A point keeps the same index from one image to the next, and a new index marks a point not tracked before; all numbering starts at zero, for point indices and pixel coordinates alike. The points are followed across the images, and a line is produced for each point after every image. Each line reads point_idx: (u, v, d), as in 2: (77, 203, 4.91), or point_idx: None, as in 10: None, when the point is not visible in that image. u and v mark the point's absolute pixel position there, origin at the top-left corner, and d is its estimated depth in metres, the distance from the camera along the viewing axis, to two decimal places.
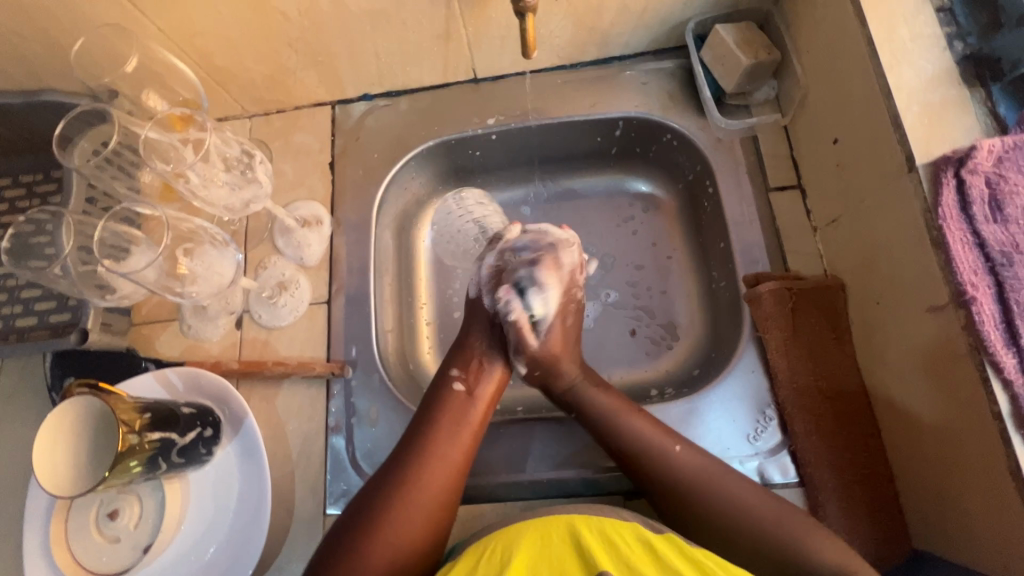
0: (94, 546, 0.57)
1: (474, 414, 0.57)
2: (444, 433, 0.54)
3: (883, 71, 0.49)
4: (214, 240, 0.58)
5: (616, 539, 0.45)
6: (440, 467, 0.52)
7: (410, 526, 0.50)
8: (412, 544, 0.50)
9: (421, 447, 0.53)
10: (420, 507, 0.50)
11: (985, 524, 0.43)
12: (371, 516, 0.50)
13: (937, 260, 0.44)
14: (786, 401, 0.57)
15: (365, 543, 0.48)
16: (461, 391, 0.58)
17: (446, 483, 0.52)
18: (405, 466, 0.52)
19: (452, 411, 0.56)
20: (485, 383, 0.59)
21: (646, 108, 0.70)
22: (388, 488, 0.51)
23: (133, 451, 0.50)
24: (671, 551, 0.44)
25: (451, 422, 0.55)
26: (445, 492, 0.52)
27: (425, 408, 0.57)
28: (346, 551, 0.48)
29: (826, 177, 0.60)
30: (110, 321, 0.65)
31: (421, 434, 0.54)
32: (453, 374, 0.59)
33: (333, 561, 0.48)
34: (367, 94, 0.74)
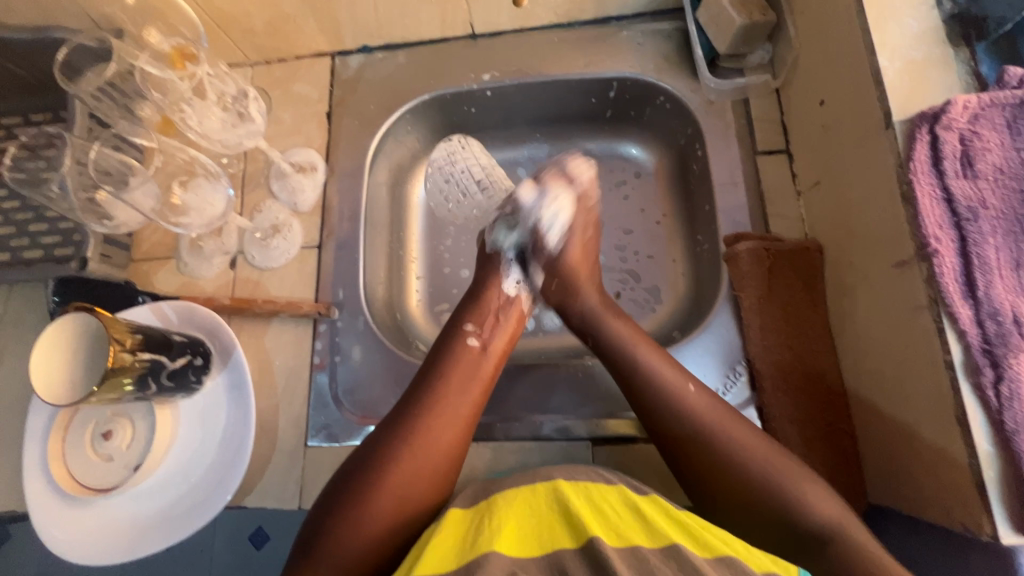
0: (87, 463, 0.61)
1: (485, 368, 0.58)
2: (455, 387, 0.55)
3: (868, 27, 0.48)
4: (207, 173, 0.59)
5: (606, 506, 0.48)
6: (449, 418, 0.54)
7: (420, 473, 0.51)
8: (420, 490, 0.51)
9: (433, 398, 0.54)
10: (428, 455, 0.52)
11: (930, 473, 0.44)
12: (382, 460, 0.51)
13: (906, 215, 0.45)
14: (754, 358, 0.58)
15: (377, 484, 0.49)
16: (476, 346, 0.59)
17: (455, 432, 0.54)
18: (416, 416, 0.53)
19: (464, 364, 0.57)
20: (497, 337, 0.60)
21: (640, 69, 0.70)
22: (396, 436, 0.52)
23: (125, 369, 0.52)
24: (660, 515, 0.47)
25: (463, 375, 0.56)
26: (453, 444, 0.53)
27: (437, 358, 0.58)
28: (355, 489, 0.49)
29: (811, 140, 0.60)
30: (108, 253, 0.68)
31: (432, 384, 0.55)
32: (468, 329, 0.60)
33: (341, 499, 0.49)
34: (366, 46, 0.75)
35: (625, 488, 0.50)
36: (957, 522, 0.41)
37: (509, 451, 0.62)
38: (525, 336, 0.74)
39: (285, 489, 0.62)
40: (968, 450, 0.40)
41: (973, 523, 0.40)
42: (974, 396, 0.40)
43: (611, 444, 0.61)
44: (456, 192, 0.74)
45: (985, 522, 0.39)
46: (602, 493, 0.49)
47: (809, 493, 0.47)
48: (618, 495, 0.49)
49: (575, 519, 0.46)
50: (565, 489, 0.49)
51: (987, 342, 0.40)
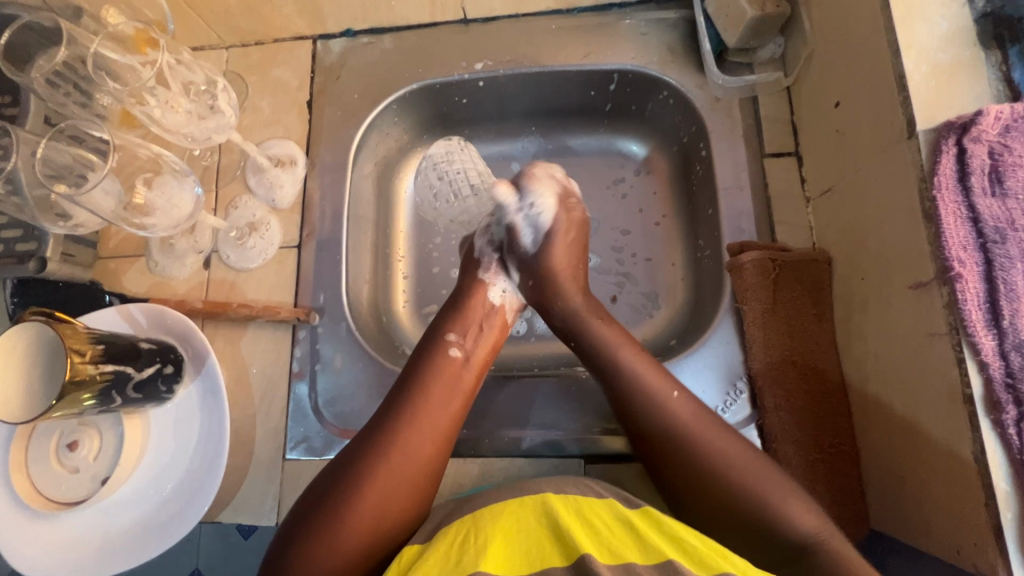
0: (54, 476, 0.57)
1: (467, 380, 0.55)
2: (436, 401, 0.52)
3: (893, 25, 0.45)
4: (175, 171, 0.54)
5: (594, 518, 0.45)
6: (429, 434, 0.51)
7: (395, 492, 0.48)
8: (393, 510, 0.48)
9: (412, 414, 0.51)
10: (402, 473, 0.49)
11: (941, 507, 0.42)
12: (353, 480, 0.48)
13: (927, 233, 0.41)
14: (757, 374, 0.55)
15: (349, 503, 0.47)
16: (458, 356, 0.55)
17: (433, 448, 0.51)
18: (393, 431, 0.50)
19: (446, 375, 0.54)
20: (480, 346, 0.57)
21: (643, 61, 0.66)
22: (372, 454, 0.49)
23: (85, 382, 0.49)
24: (652, 529, 0.44)
25: (444, 388, 0.53)
26: (431, 460, 0.50)
27: (416, 370, 0.54)
28: (325, 510, 0.47)
29: (824, 144, 0.56)
30: (71, 252, 0.63)
31: (412, 397, 0.52)
32: (451, 339, 0.56)
33: (309, 521, 0.47)
34: (350, 30, 0.70)
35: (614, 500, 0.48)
36: (969, 562, 0.39)
37: (498, 466, 0.59)
38: (515, 341, 0.71)
39: (261, 503, 0.59)
40: (985, 490, 0.37)
41: (987, 566, 0.38)
42: (995, 433, 0.37)
43: (605, 461, 0.59)
44: (447, 193, 0.67)
45: (1000, 567, 0.36)
46: (589, 507, 0.47)
47: (804, 513, 0.45)
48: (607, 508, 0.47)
49: (564, 534, 0.44)
50: (554, 502, 0.46)
51: (1010, 376, 0.37)
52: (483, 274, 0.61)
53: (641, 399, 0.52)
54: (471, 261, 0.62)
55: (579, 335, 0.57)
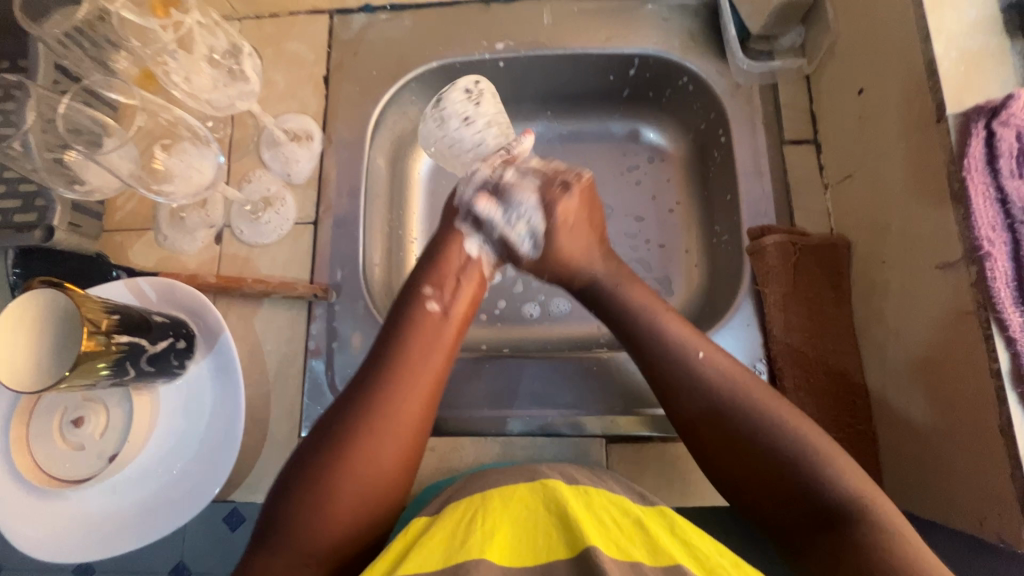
0: (57, 453, 0.55)
1: (448, 336, 0.51)
2: (414, 356, 0.49)
3: (924, 11, 0.45)
4: (195, 137, 0.52)
5: (604, 512, 0.42)
6: (409, 390, 0.47)
7: (383, 459, 0.45)
8: (382, 478, 0.45)
9: (390, 371, 0.48)
10: (389, 438, 0.45)
11: (965, 480, 0.43)
12: (331, 448, 0.44)
13: (956, 214, 0.43)
14: (777, 356, 0.56)
15: (334, 475, 0.43)
16: (436, 312, 0.52)
17: (419, 409, 0.47)
18: (372, 392, 0.46)
19: (423, 330, 0.50)
20: (460, 301, 0.54)
21: (665, 46, 0.66)
22: (348, 418, 0.45)
23: (99, 352, 0.47)
24: (663, 528, 0.41)
25: (422, 344, 0.50)
26: (412, 419, 0.47)
27: (392, 329, 0.51)
28: (308, 482, 0.43)
29: (845, 131, 0.57)
30: (77, 222, 0.61)
31: (389, 356, 0.49)
32: (427, 293, 0.53)
33: (291, 496, 0.43)
34: (369, 5, 0.69)
35: (624, 496, 0.45)
36: (993, 531, 0.41)
37: (517, 446, 0.59)
38: (530, 324, 0.71)
39: None
40: (1012, 460, 0.38)
41: (1013, 535, 0.39)
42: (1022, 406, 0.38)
43: (623, 441, 0.59)
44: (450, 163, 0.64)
45: None
46: (599, 497, 0.44)
47: None
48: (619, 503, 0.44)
49: (572, 521, 0.41)
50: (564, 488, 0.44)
51: None
52: (460, 223, 0.57)
53: (672, 376, 0.50)
54: (452, 209, 0.58)
55: (609, 301, 0.56)
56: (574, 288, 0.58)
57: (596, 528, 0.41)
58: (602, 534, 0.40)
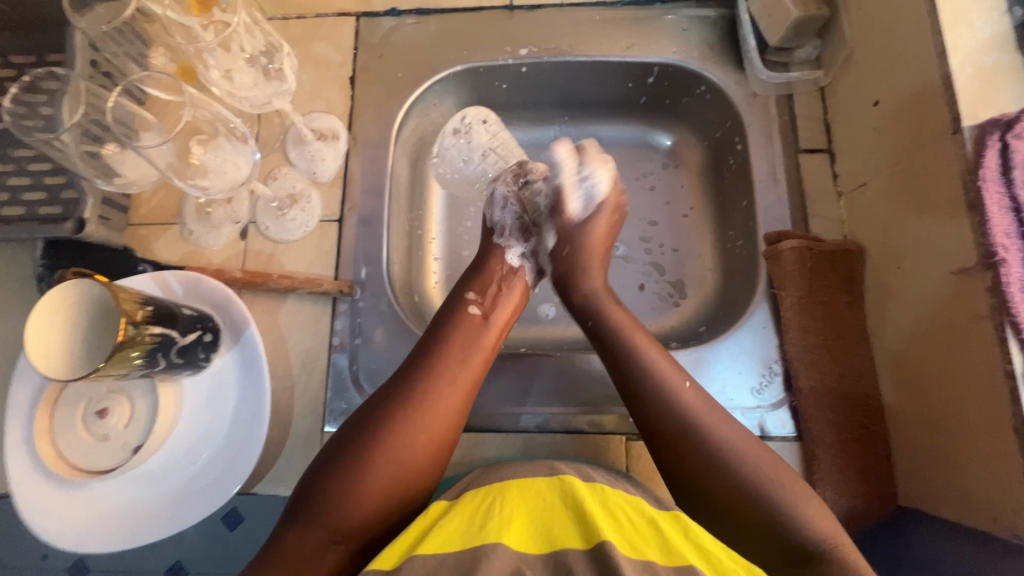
0: (82, 444, 0.55)
1: (489, 342, 0.54)
2: (456, 353, 0.52)
3: (942, 28, 0.48)
4: (232, 133, 0.53)
5: (620, 512, 0.42)
6: (451, 384, 0.50)
7: (418, 450, 0.46)
8: (416, 466, 0.46)
9: (433, 364, 0.50)
10: (425, 430, 0.47)
11: (980, 479, 0.44)
12: (373, 430, 0.47)
13: (972, 222, 0.45)
14: (793, 358, 0.58)
15: (372, 457, 0.45)
16: (477, 315, 0.55)
17: (455, 407, 0.49)
18: (416, 382, 0.49)
19: (465, 330, 0.54)
20: (499, 308, 0.57)
21: (684, 56, 0.68)
22: (393, 404, 0.48)
23: (134, 342, 0.47)
24: (679, 532, 0.41)
25: (464, 342, 0.53)
26: (452, 412, 0.49)
27: (438, 329, 0.54)
28: (348, 463, 0.45)
29: (859, 141, 0.59)
30: (106, 215, 0.62)
31: (433, 351, 0.52)
32: (469, 297, 0.56)
33: (327, 475, 0.45)
34: (395, 9, 0.70)
35: (639, 500, 0.45)
36: (1006, 528, 0.42)
37: (538, 443, 0.60)
38: (547, 324, 0.72)
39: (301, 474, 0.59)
40: None
41: None
42: None
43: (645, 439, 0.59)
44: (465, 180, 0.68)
45: None
46: (616, 498, 0.44)
47: None
48: (634, 506, 0.44)
49: (588, 518, 0.41)
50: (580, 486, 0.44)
51: None
52: (497, 241, 0.60)
53: (652, 391, 0.50)
54: (488, 230, 0.62)
55: (599, 320, 0.56)
56: (572, 305, 0.59)
57: (611, 526, 0.41)
58: (616, 532, 0.40)
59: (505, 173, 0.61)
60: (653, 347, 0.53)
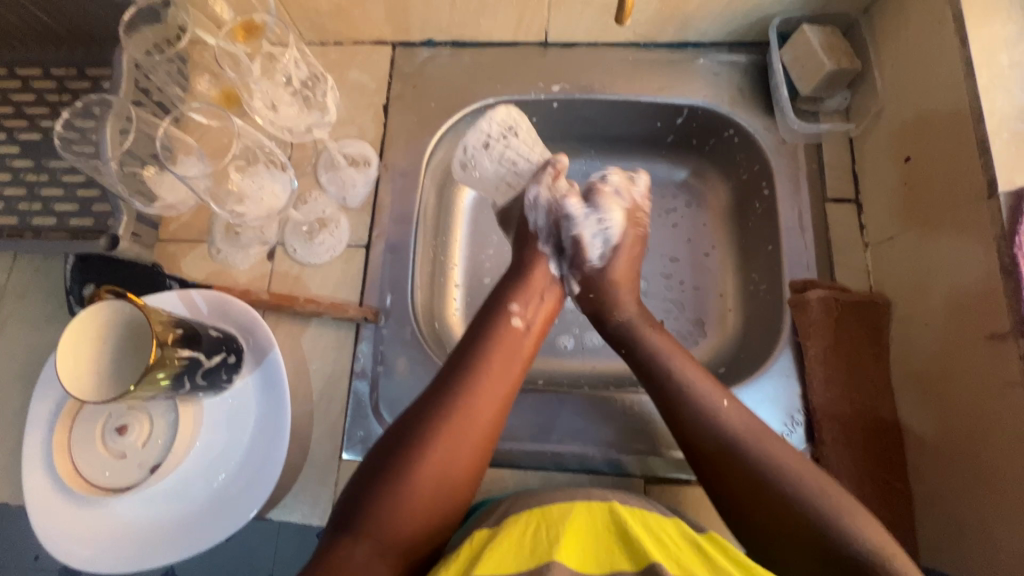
0: (98, 460, 0.55)
1: (526, 348, 0.55)
2: (493, 372, 0.52)
3: (978, 93, 0.48)
4: (271, 162, 0.54)
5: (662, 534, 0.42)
6: (486, 406, 0.50)
7: (459, 465, 0.48)
8: (446, 491, 0.47)
9: (470, 384, 0.51)
10: (466, 444, 0.48)
11: (1006, 547, 0.44)
12: (409, 448, 0.47)
13: (1005, 287, 0.45)
14: (816, 408, 0.57)
15: (416, 471, 0.46)
16: (519, 326, 0.55)
17: (494, 417, 0.50)
18: (453, 401, 0.50)
19: (506, 343, 0.54)
20: (538, 317, 0.57)
21: (715, 99, 0.69)
22: (429, 422, 0.48)
23: (163, 365, 0.47)
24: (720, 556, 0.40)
25: (502, 358, 0.53)
26: (483, 436, 0.49)
27: (477, 337, 0.54)
28: (383, 482, 0.46)
29: (888, 194, 0.60)
30: (139, 232, 0.62)
31: (470, 368, 0.52)
32: (512, 308, 0.56)
33: (373, 488, 0.46)
34: (431, 40, 0.71)
35: (681, 521, 0.44)
36: None
37: (557, 480, 0.59)
38: (565, 358, 0.71)
39: (315, 501, 0.59)
40: None
41: None
42: None
43: (664, 483, 0.59)
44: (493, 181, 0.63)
45: None
46: (657, 520, 0.43)
47: None
48: (674, 527, 0.43)
49: (633, 542, 0.40)
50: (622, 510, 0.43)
51: None
52: (541, 247, 0.60)
53: None
54: (527, 235, 0.61)
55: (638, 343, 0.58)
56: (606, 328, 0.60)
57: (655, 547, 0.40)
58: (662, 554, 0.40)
59: (537, 174, 0.60)
60: (677, 394, 0.53)
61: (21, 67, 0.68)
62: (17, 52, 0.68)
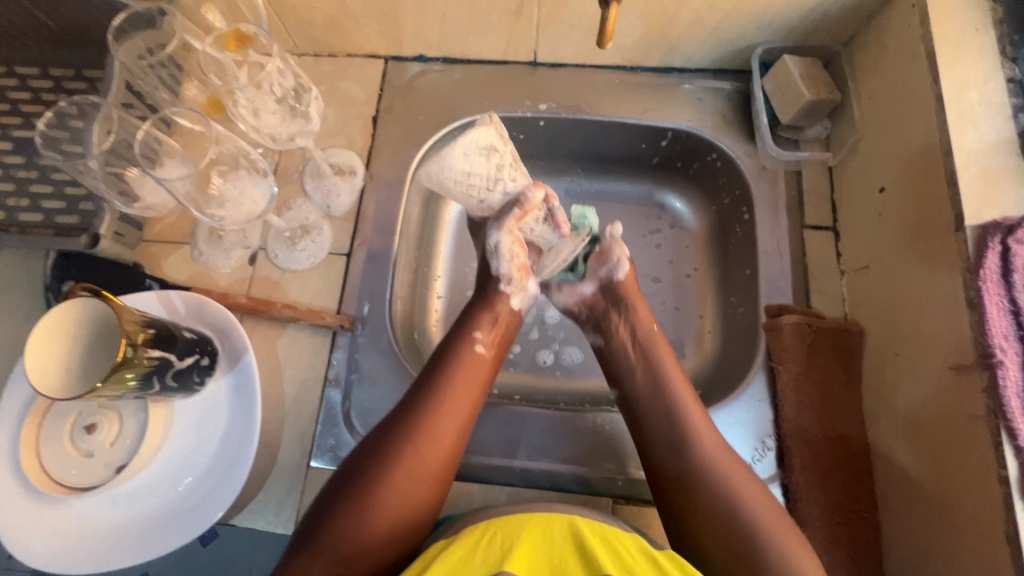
0: (64, 458, 0.54)
1: (485, 366, 0.56)
2: (454, 389, 0.52)
3: (947, 128, 0.49)
4: (253, 168, 0.55)
5: (622, 550, 0.41)
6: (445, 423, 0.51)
7: (417, 479, 0.48)
8: (406, 508, 0.47)
9: (430, 400, 0.51)
10: (424, 459, 0.49)
11: None
12: (369, 467, 0.48)
13: (970, 320, 0.45)
14: (787, 434, 0.57)
15: (373, 487, 0.47)
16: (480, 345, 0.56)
17: (455, 432, 0.51)
18: (412, 417, 0.50)
19: (466, 361, 0.54)
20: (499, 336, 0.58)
21: (698, 124, 0.70)
22: (388, 439, 0.49)
23: (131, 364, 0.47)
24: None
25: (462, 376, 0.53)
26: (443, 453, 0.50)
27: (440, 356, 0.55)
28: (342, 501, 0.46)
29: (864, 223, 0.61)
30: (121, 232, 0.63)
31: (431, 385, 0.52)
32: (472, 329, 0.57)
33: (332, 506, 0.47)
34: (423, 56, 0.73)
35: (642, 537, 0.43)
36: None
37: (525, 497, 0.59)
38: (540, 374, 0.71)
39: (281, 509, 0.58)
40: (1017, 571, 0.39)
41: None
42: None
43: (632, 503, 0.58)
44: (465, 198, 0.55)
45: None
46: (618, 534, 0.42)
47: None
48: (634, 542, 0.42)
49: (591, 557, 0.40)
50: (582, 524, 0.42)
51: None
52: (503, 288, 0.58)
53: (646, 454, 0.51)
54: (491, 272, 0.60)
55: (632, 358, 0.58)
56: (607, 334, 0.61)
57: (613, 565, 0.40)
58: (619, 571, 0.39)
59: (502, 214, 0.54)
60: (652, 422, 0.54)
61: (18, 66, 0.69)
62: (15, 51, 0.69)
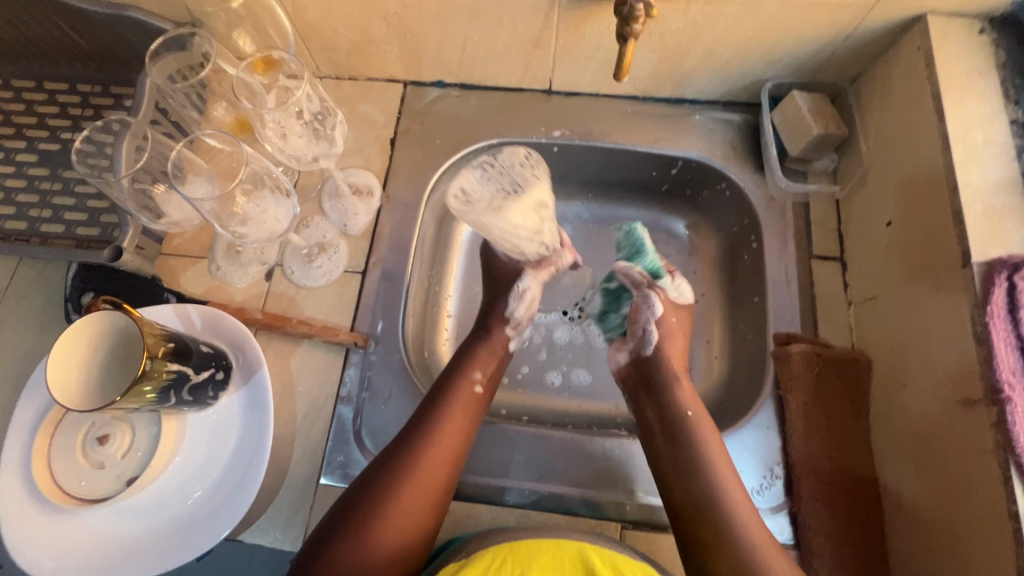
0: (74, 468, 0.54)
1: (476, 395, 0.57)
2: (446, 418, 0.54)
3: (954, 166, 0.51)
4: (277, 188, 0.56)
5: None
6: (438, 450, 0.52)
7: (412, 506, 0.49)
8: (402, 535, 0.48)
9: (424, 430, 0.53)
10: (421, 486, 0.50)
11: None
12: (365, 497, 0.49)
13: (978, 354, 0.46)
14: (795, 463, 0.57)
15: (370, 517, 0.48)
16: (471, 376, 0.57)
17: (451, 458, 0.52)
18: (407, 447, 0.52)
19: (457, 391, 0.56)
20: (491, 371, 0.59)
21: (708, 154, 0.71)
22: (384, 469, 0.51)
23: (150, 377, 0.48)
24: None
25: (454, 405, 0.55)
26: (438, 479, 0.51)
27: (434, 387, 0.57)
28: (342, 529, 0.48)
29: (871, 255, 0.62)
30: (143, 245, 0.64)
31: (425, 415, 0.54)
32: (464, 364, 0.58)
33: (334, 534, 0.48)
34: (441, 81, 0.75)
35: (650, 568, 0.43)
36: None
37: (532, 520, 0.59)
38: (549, 396, 0.71)
39: (289, 525, 0.58)
40: None
41: None
42: None
43: (639, 528, 0.58)
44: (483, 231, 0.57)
45: None
46: (627, 564, 0.42)
47: None
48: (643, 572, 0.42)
49: None
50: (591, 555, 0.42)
51: None
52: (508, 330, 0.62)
53: None
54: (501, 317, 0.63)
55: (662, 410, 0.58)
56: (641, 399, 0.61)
57: None
58: None
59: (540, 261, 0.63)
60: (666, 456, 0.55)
61: (48, 82, 0.71)
62: (46, 67, 0.71)
